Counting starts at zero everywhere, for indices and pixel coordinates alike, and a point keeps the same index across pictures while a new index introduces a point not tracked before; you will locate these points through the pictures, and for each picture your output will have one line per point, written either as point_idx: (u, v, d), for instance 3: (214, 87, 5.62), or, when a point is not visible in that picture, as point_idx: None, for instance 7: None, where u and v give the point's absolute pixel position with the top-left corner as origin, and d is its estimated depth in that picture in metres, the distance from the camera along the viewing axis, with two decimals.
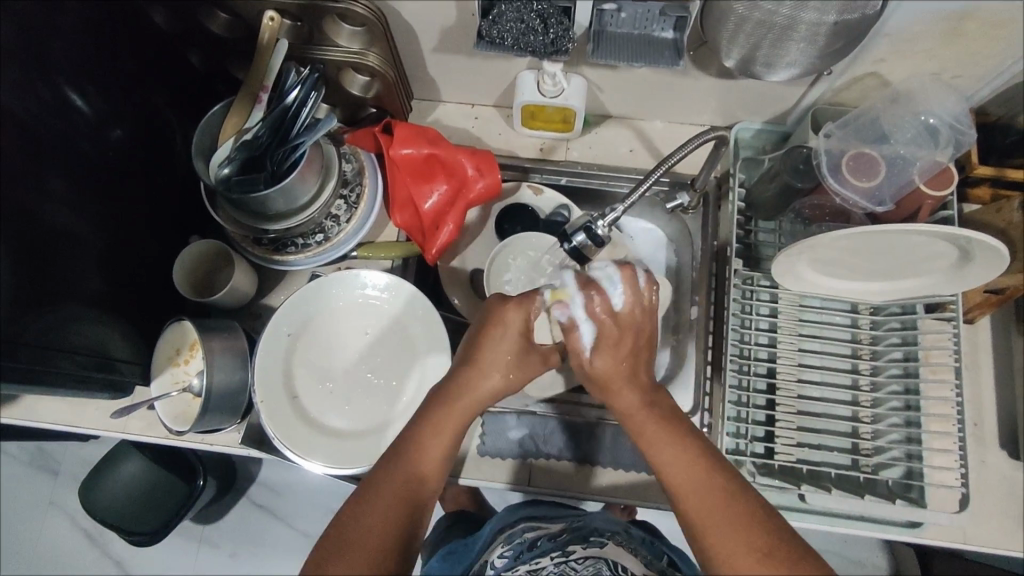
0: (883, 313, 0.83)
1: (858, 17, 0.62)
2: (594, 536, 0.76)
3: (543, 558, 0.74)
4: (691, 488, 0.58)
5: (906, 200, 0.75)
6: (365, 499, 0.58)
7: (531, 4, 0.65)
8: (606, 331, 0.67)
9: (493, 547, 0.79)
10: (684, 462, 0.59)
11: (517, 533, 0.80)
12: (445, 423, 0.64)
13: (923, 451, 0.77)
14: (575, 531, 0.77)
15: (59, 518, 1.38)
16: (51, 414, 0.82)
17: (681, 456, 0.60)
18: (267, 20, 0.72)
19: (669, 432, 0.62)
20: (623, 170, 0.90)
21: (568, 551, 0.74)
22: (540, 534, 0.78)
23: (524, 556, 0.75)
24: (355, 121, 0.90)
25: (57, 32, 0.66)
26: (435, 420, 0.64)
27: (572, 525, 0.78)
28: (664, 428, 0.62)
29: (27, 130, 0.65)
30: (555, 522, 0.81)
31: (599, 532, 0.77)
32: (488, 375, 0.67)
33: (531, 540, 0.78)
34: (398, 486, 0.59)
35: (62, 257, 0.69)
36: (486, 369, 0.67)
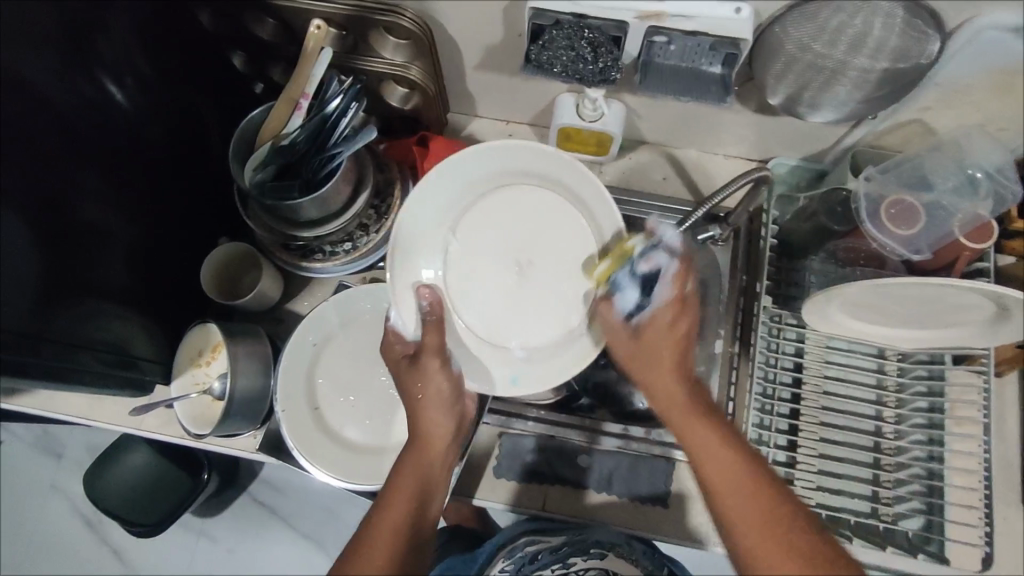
0: (910, 361, 0.83)
1: (911, 66, 0.63)
2: (594, 549, 0.78)
3: (542, 572, 0.79)
4: (724, 471, 0.55)
5: (943, 250, 0.73)
6: (364, 548, 0.56)
7: (582, 31, 0.64)
8: (610, 317, 0.65)
9: (497, 563, 0.83)
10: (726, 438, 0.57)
11: (520, 546, 0.83)
12: (409, 474, 0.61)
13: (944, 488, 0.76)
14: (575, 545, 0.79)
15: (61, 502, 1.38)
16: (70, 404, 0.82)
17: (713, 436, 0.57)
18: (313, 28, 0.71)
19: (703, 420, 0.58)
20: (657, 199, 0.89)
21: (568, 564, 0.78)
22: (541, 547, 0.81)
23: (525, 569, 0.80)
24: (391, 131, 0.89)
25: (104, 28, 0.67)
26: (404, 471, 0.61)
27: (572, 537, 0.79)
28: (692, 413, 0.59)
29: (67, 120, 0.65)
30: (557, 533, 0.82)
31: (599, 544, 0.78)
32: (436, 430, 0.64)
33: (532, 554, 0.81)
34: (383, 536, 0.57)
35: (90, 251, 0.69)
36: (429, 417, 0.65)
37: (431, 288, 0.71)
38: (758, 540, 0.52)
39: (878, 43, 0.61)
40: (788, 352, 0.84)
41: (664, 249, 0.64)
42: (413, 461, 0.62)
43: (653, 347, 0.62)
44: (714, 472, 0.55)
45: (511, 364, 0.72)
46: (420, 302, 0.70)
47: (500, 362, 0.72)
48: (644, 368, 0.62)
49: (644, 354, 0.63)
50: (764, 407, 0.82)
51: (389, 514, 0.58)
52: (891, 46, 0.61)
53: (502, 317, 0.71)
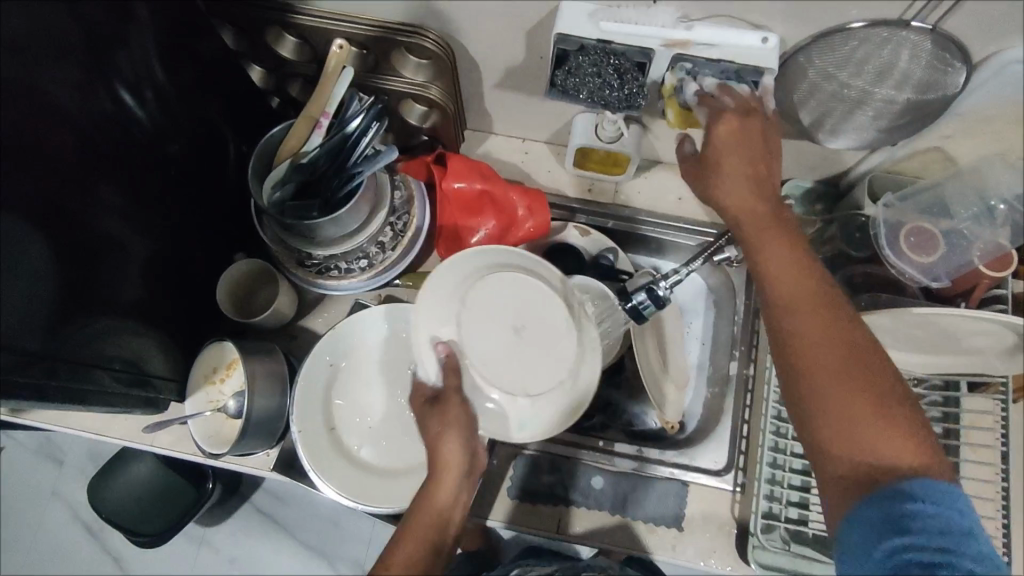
0: (926, 386, 0.82)
1: (936, 97, 0.63)
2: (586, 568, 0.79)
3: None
4: (817, 347, 0.53)
5: (963, 278, 0.73)
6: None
7: (608, 57, 0.64)
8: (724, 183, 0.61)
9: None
10: (814, 295, 0.56)
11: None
12: (422, 519, 0.58)
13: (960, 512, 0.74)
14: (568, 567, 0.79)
15: (62, 510, 1.36)
16: (81, 419, 0.82)
17: (807, 313, 0.55)
18: (335, 48, 0.72)
19: (790, 244, 0.58)
20: (670, 221, 0.90)
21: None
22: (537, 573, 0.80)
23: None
24: (408, 149, 0.89)
25: (128, 45, 0.66)
26: (419, 509, 0.58)
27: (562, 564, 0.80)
28: (794, 266, 0.57)
29: (90, 140, 0.64)
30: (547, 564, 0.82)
31: (591, 567, 0.79)
32: (454, 463, 0.58)
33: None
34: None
35: (106, 270, 0.68)
36: (449, 453, 0.59)
37: (450, 340, 0.62)
38: (880, 445, 0.50)
39: (903, 75, 0.62)
40: None
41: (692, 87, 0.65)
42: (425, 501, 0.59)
43: (746, 197, 0.60)
44: (824, 393, 0.52)
45: (516, 412, 0.61)
46: (438, 357, 0.61)
47: (504, 407, 0.61)
48: (723, 189, 0.61)
49: (757, 240, 0.59)
50: (779, 431, 0.82)
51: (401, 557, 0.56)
52: (917, 77, 0.62)
53: (497, 368, 0.61)
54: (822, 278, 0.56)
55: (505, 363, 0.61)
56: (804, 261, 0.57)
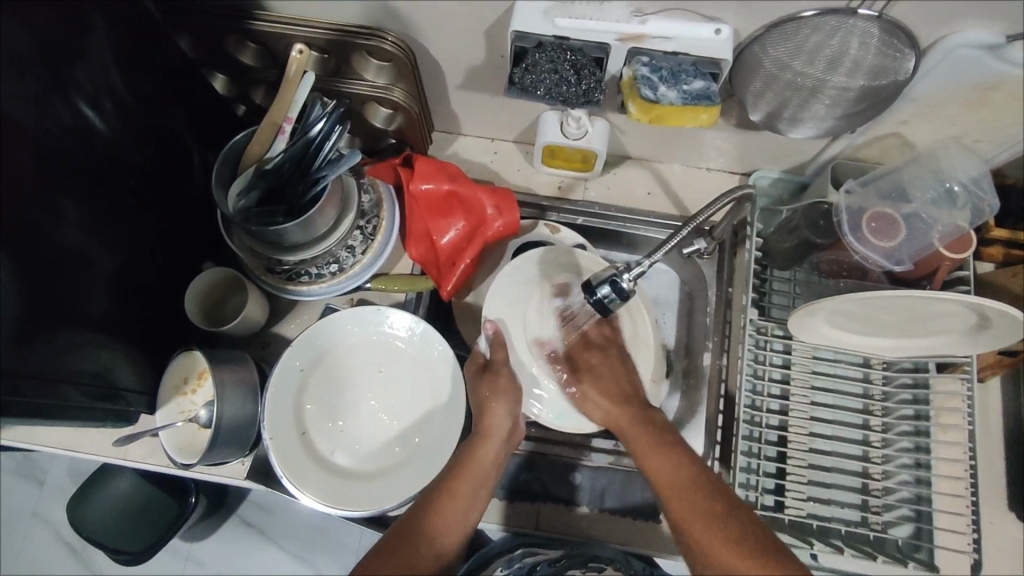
0: (895, 369, 0.84)
1: (888, 84, 0.64)
2: (593, 563, 0.76)
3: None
4: (668, 480, 0.62)
5: (925, 260, 0.74)
6: (428, 529, 0.60)
7: (565, 53, 0.64)
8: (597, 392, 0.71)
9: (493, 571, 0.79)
10: (614, 397, 0.70)
11: (516, 557, 0.80)
12: (473, 469, 0.65)
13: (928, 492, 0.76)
14: (574, 557, 0.76)
15: (43, 531, 1.34)
16: (51, 435, 0.81)
17: (647, 441, 0.66)
18: (296, 53, 0.72)
19: (665, 450, 0.64)
20: (641, 213, 0.90)
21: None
22: (540, 558, 0.79)
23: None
24: (374, 152, 0.89)
25: (82, 55, 0.66)
26: (470, 460, 0.66)
27: (569, 551, 0.78)
28: (659, 453, 0.64)
29: (46, 151, 0.64)
30: (553, 548, 0.80)
31: (598, 560, 0.77)
32: (495, 429, 0.69)
33: (532, 565, 0.78)
34: (446, 520, 0.61)
35: (69, 284, 0.67)
36: (493, 418, 0.69)
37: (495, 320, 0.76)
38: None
39: (855, 62, 0.63)
40: (776, 363, 0.85)
41: (665, 92, 0.66)
42: (468, 458, 0.66)
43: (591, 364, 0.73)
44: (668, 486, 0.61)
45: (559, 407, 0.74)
46: (488, 333, 0.74)
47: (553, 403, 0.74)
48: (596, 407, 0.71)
49: (595, 374, 0.72)
50: (752, 419, 0.82)
51: (453, 500, 0.63)
52: (869, 63, 0.62)
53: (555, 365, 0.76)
54: (616, 401, 0.70)
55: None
56: (610, 356, 0.74)
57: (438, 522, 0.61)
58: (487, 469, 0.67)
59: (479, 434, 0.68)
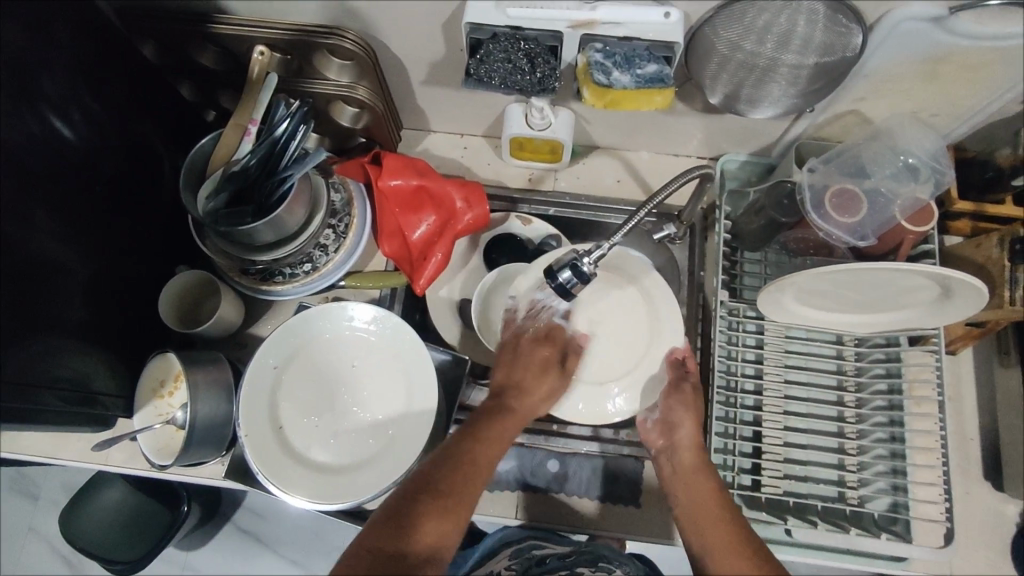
0: (867, 344, 0.84)
1: (838, 59, 0.65)
2: (603, 562, 0.73)
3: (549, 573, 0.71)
4: (706, 501, 0.65)
5: (887, 236, 0.76)
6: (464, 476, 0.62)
7: (518, 43, 0.65)
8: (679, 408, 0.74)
9: (501, 560, 0.77)
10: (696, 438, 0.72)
11: (525, 547, 0.78)
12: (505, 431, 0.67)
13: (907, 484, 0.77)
14: (583, 552, 0.75)
15: (39, 545, 1.33)
16: (33, 443, 0.82)
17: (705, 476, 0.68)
18: (257, 54, 0.73)
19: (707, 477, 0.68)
20: (611, 201, 0.91)
21: (575, 571, 0.71)
22: (549, 552, 0.76)
23: (531, 568, 0.73)
24: (343, 151, 0.90)
25: (46, 64, 0.66)
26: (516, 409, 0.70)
27: (580, 548, 0.75)
28: (702, 478, 0.68)
29: (16, 161, 0.65)
30: (561, 545, 0.78)
31: (608, 559, 0.74)
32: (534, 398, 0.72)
33: (541, 557, 0.75)
34: (478, 472, 0.63)
35: (44, 291, 0.68)
36: (530, 389, 0.72)
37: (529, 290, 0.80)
38: None
39: (804, 40, 0.63)
40: (749, 344, 0.85)
41: (619, 78, 0.67)
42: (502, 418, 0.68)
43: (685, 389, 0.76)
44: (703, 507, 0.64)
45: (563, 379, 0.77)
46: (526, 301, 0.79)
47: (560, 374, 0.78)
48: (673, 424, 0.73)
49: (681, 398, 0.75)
50: (728, 400, 0.83)
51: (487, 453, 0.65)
52: (817, 40, 0.63)
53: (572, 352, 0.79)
54: (696, 445, 0.71)
55: (588, 354, 0.79)
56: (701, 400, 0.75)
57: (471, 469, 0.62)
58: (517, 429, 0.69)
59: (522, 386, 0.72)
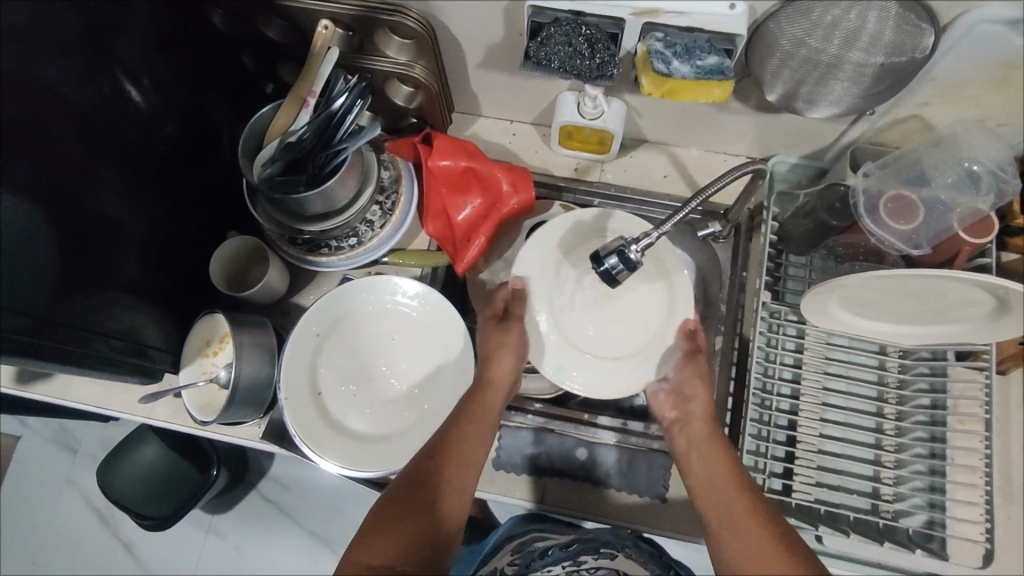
0: (912, 357, 0.83)
1: (906, 60, 0.63)
2: (604, 549, 0.80)
3: (554, 567, 0.81)
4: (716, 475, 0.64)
5: (944, 245, 0.73)
6: (457, 460, 0.64)
7: (580, 28, 0.66)
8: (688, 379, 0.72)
9: (504, 555, 0.84)
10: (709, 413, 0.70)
11: (528, 541, 0.84)
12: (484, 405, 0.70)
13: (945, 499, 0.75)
14: (585, 543, 0.81)
15: (74, 497, 1.37)
16: (85, 392, 0.86)
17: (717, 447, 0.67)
18: (320, 28, 0.75)
19: (716, 451, 0.66)
20: (656, 196, 0.91)
21: (579, 561, 0.81)
22: (551, 543, 0.83)
23: (536, 563, 0.82)
24: (395, 130, 0.92)
25: (122, 30, 0.69)
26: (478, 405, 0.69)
27: (581, 536, 0.82)
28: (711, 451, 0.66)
29: (85, 118, 0.67)
30: (563, 532, 0.84)
31: (610, 545, 0.80)
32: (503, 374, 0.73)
33: (543, 550, 0.83)
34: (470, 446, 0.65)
35: (102, 245, 0.71)
36: (497, 372, 0.72)
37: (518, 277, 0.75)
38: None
39: (873, 37, 0.62)
40: (789, 348, 0.84)
41: (676, 66, 0.66)
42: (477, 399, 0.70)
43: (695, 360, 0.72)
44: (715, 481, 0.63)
45: (562, 356, 0.73)
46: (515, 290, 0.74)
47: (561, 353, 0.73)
48: (682, 397, 0.72)
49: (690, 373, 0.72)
50: (763, 402, 0.82)
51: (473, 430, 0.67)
52: (886, 39, 0.62)
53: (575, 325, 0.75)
54: (708, 416, 0.70)
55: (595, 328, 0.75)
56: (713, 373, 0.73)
57: (459, 446, 0.65)
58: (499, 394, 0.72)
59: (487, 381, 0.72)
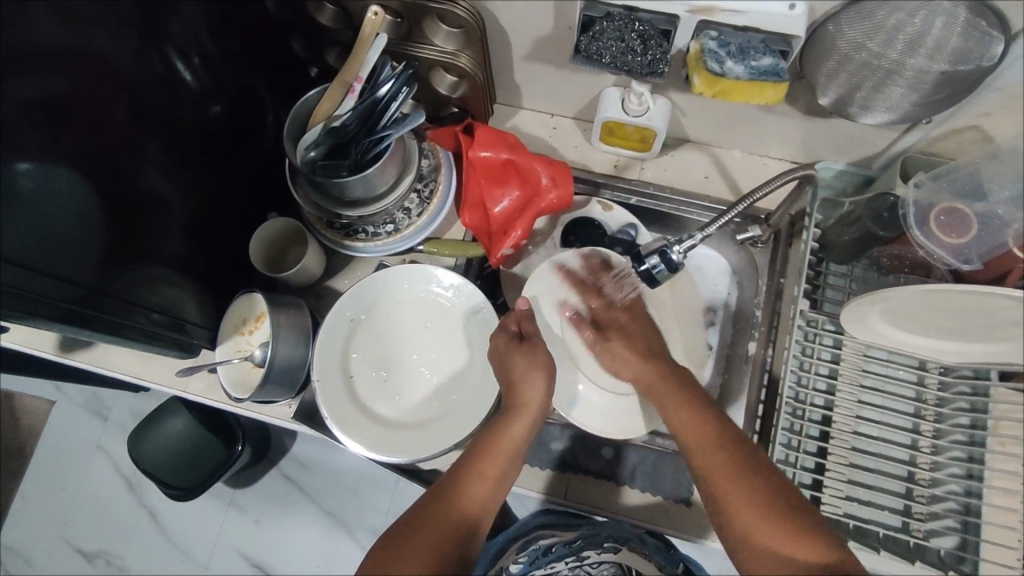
0: (953, 374, 0.81)
1: (972, 69, 0.61)
2: (607, 543, 0.83)
3: (559, 562, 0.85)
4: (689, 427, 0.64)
5: (995, 263, 0.69)
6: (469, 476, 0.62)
7: (633, 23, 0.65)
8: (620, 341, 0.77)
9: (509, 554, 0.89)
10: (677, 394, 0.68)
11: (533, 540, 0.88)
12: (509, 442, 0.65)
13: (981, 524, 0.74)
14: (587, 538, 0.84)
15: (104, 463, 1.41)
16: (124, 362, 0.88)
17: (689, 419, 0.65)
18: (371, 15, 0.74)
19: (686, 402, 0.67)
20: (695, 197, 0.89)
21: (583, 556, 0.84)
22: (554, 539, 0.86)
23: (541, 560, 0.86)
24: (436, 119, 0.92)
25: (175, 7, 0.70)
26: (500, 435, 0.66)
27: (585, 534, 0.84)
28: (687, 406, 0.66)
29: (135, 93, 0.68)
30: (569, 530, 0.87)
31: (612, 540, 0.83)
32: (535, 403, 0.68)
33: (547, 546, 0.86)
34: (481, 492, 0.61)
35: (146, 219, 0.72)
36: (528, 390, 0.68)
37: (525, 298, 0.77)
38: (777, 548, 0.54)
39: (937, 43, 0.60)
40: (825, 358, 0.83)
41: (732, 68, 0.65)
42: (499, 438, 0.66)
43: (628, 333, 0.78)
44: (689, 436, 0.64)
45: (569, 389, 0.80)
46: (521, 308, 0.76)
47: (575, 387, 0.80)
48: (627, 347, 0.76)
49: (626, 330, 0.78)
50: (795, 412, 0.81)
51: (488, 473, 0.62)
52: (952, 46, 0.60)
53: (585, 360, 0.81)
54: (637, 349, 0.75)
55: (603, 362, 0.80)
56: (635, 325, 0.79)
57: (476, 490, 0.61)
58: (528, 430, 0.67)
59: (515, 408, 0.68)
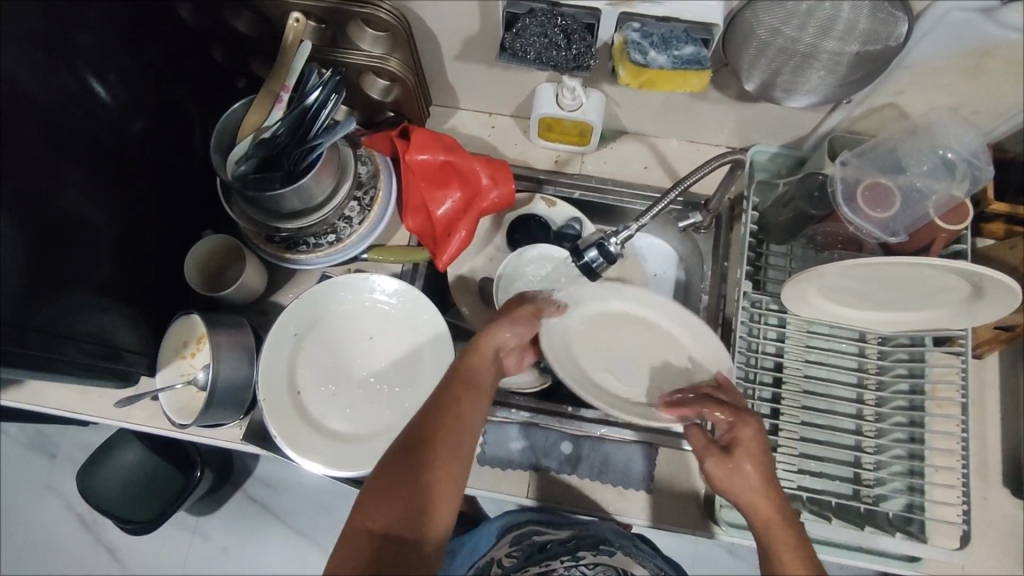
0: (891, 343, 0.83)
1: (881, 49, 0.63)
2: (603, 543, 0.79)
3: (553, 561, 0.79)
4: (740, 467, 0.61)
5: (920, 232, 0.74)
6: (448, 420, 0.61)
7: (555, 19, 0.65)
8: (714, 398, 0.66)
9: (500, 547, 0.79)
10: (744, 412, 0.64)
11: (523, 534, 0.80)
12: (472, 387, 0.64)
13: (924, 486, 0.77)
14: (581, 537, 0.79)
15: (54, 503, 1.34)
16: (59, 396, 0.84)
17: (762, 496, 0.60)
18: (292, 21, 0.73)
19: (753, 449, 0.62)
20: (636, 187, 0.90)
21: (579, 556, 0.79)
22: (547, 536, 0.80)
23: (534, 557, 0.80)
24: (372, 125, 0.91)
25: (82, 23, 0.67)
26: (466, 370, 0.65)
27: (578, 531, 0.79)
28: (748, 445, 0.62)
29: (46, 116, 0.65)
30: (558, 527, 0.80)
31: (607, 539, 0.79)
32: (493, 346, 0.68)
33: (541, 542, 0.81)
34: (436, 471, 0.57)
35: (72, 246, 0.69)
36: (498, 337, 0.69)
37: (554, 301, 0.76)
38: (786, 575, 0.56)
39: (847, 25, 0.62)
40: (771, 338, 0.85)
41: (654, 58, 0.66)
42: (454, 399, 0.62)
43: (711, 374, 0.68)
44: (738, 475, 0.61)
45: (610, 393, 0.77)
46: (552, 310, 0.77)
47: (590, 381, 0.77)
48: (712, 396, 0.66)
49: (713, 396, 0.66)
50: (746, 391, 0.82)
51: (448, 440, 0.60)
52: (861, 27, 0.62)
53: (586, 356, 0.78)
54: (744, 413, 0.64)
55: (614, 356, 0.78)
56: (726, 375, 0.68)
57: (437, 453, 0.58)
58: (477, 392, 0.64)
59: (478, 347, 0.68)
